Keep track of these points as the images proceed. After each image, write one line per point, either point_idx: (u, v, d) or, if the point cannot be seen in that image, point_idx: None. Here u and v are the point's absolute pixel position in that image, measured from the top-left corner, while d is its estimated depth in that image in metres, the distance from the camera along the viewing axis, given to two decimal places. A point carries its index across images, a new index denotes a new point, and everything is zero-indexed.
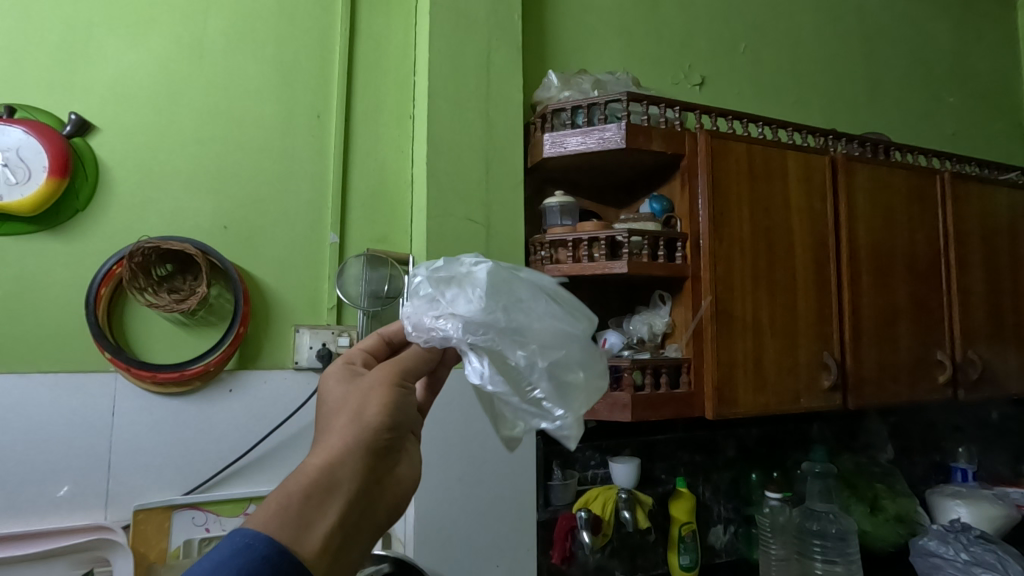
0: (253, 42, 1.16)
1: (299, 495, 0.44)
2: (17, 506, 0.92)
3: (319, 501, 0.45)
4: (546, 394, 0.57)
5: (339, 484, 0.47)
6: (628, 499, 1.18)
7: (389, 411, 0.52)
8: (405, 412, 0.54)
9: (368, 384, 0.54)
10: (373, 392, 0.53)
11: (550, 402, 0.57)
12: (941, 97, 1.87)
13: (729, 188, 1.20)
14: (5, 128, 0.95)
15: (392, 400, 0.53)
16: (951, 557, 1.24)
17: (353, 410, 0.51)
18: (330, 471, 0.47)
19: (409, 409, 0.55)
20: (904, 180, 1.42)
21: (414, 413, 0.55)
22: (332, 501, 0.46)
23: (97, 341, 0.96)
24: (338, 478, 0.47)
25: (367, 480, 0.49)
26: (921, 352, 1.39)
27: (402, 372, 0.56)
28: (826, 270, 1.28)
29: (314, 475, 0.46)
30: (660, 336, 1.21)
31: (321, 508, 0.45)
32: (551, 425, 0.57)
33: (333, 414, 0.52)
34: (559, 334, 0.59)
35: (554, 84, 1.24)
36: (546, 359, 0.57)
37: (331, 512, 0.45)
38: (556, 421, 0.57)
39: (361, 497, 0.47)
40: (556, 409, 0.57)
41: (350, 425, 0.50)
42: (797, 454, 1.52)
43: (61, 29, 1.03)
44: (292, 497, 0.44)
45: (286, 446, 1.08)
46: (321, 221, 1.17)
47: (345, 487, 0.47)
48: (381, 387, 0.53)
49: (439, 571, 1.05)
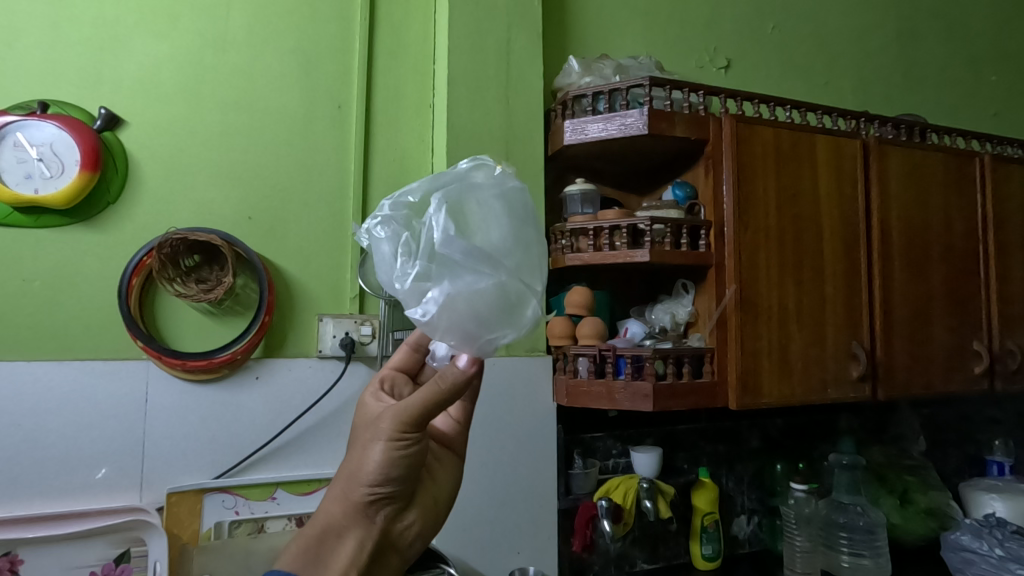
0: (275, 35, 1.17)
1: (314, 541, 0.61)
2: (56, 487, 0.96)
3: (331, 545, 0.61)
4: (477, 186, 0.56)
5: (349, 532, 0.61)
6: (650, 488, 1.17)
7: (380, 471, 0.58)
8: (401, 470, 0.59)
9: (369, 436, 0.59)
10: (369, 448, 0.59)
11: (488, 193, 0.56)
12: (982, 76, 1.79)
13: (755, 173, 1.17)
14: (40, 124, 0.98)
15: (384, 461, 0.58)
16: (985, 552, 1.21)
17: (356, 466, 0.60)
18: (342, 521, 0.60)
19: (407, 464, 0.59)
20: (941, 164, 1.37)
21: (412, 465, 0.60)
22: (345, 545, 0.61)
23: (130, 330, 0.99)
24: (346, 528, 0.61)
25: (372, 527, 0.61)
26: (956, 341, 1.34)
27: (405, 426, 0.58)
28: (856, 258, 1.24)
29: (325, 524, 0.61)
30: (682, 326, 1.19)
31: (336, 551, 0.60)
32: (489, 212, 0.56)
33: (349, 459, 0.62)
34: (491, 175, 0.57)
35: (575, 70, 1.21)
36: (479, 182, 0.56)
37: (342, 555, 0.60)
38: (491, 203, 0.56)
39: (366, 542, 0.61)
40: (491, 194, 0.56)
41: (351, 479, 0.60)
42: (824, 445, 1.49)
43: (89, 25, 1.06)
44: (308, 543, 0.61)
45: (312, 432, 1.10)
46: (344, 211, 1.18)
47: (351, 535, 0.61)
48: (374, 444, 0.58)
49: (460, 557, 1.07)
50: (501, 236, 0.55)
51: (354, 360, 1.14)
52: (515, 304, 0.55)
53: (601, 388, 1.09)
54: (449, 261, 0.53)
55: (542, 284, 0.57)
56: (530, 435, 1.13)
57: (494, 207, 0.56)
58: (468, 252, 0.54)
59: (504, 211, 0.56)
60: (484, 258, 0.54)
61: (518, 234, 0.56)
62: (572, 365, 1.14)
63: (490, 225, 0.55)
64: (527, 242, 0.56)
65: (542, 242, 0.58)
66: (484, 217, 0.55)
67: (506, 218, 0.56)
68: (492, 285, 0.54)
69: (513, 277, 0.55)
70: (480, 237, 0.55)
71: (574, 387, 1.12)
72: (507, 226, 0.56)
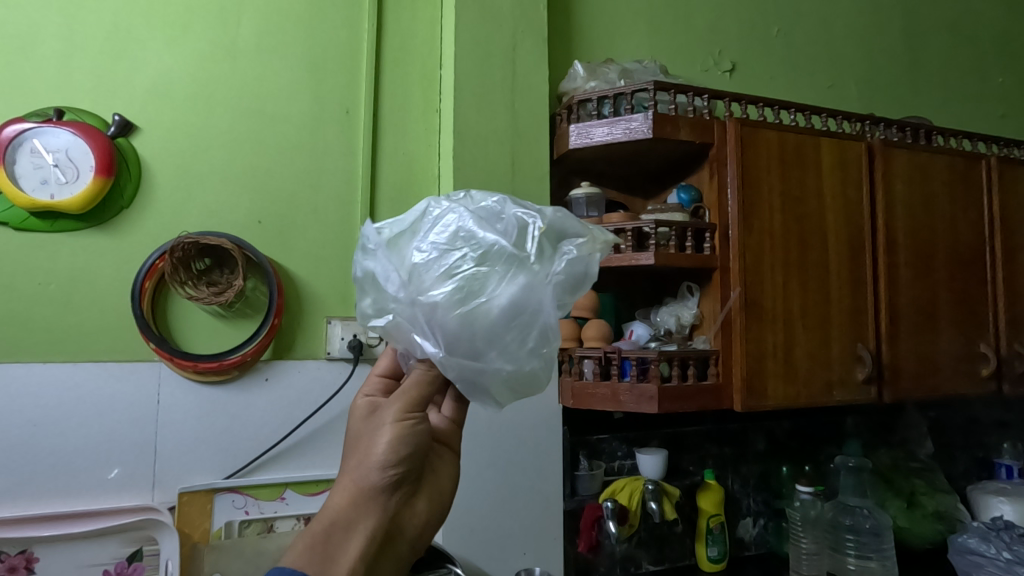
0: (284, 42, 1.19)
1: (322, 535, 0.60)
2: (70, 486, 0.98)
3: (340, 539, 0.61)
4: (508, 244, 0.59)
5: (359, 522, 0.61)
6: (656, 490, 1.18)
7: (394, 449, 0.63)
8: (411, 451, 0.64)
9: (379, 421, 0.64)
10: (383, 430, 0.63)
11: (514, 255, 0.59)
12: (989, 77, 1.78)
13: (759, 176, 1.17)
14: (56, 131, 1.01)
15: (397, 439, 0.63)
16: (992, 555, 1.20)
17: (367, 451, 0.63)
18: (350, 514, 0.61)
19: (416, 444, 0.64)
20: (947, 166, 1.37)
21: (420, 446, 0.65)
22: (353, 539, 0.61)
23: (142, 332, 1.01)
24: (355, 521, 0.61)
25: (381, 517, 0.63)
26: (963, 344, 1.34)
27: (410, 405, 0.64)
28: (861, 261, 1.25)
29: (333, 517, 0.61)
30: (687, 328, 1.20)
31: (343, 546, 0.60)
32: (504, 273, 0.58)
33: (353, 451, 0.64)
34: (534, 249, 0.60)
35: (580, 74, 1.23)
36: (512, 241, 0.59)
37: (352, 545, 0.61)
38: (510, 266, 0.58)
39: (376, 532, 0.62)
40: (517, 259, 0.59)
41: (361, 465, 0.63)
42: (829, 447, 1.49)
43: (103, 34, 1.08)
44: (316, 538, 0.60)
45: (320, 434, 1.11)
46: (351, 216, 1.20)
47: (361, 526, 0.61)
48: (388, 424, 0.63)
49: (466, 557, 1.08)
50: (499, 299, 0.58)
51: (361, 361, 1.15)
52: (466, 350, 0.59)
53: (606, 390, 1.10)
54: (431, 285, 0.58)
55: (513, 364, 0.60)
56: (535, 436, 1.14)
57: (510, 276, 0.58)
58: (444, 282, 0.58)
59: (516, 285, 0.58)
60: (463, 301, 0.57)
61: (541, 309, 0.59)
62: (577, 367, 1.15)
63: (493, 285, 0.58)
64: (520, 320, 0.59)
65: (541, 328, 0.60)
66: (496, 279, 0.58)
67: (513, 292, 0.58)
68: (458, 327, 0.58)
69: (488, 336, 0.58)
70: (481, 288, 0.58)
71: (579, 389, 1.12)
72: (512, 295, 0.58)
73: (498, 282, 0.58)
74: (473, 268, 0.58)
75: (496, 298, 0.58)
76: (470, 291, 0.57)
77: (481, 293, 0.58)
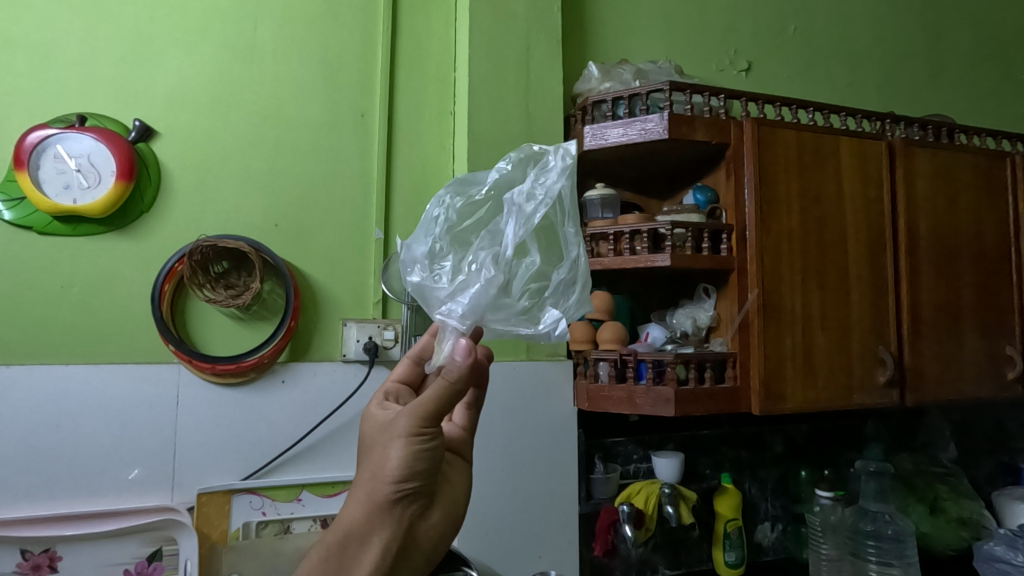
0: (301, 45, 1.20)
1: (336, 546, 0.61)
2: (91, 486, 0.99)
3: (355, 551, 0.61)
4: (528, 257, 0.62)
5: (373, 535, 0.61)
6: (673, 494, 1.16)
7: (406, 467, 0.60)
8: (425, 464, 0.61)
9: (390, 434, 0.61)
10: (394, 443, 0.60)
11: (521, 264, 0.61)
12: (1012, 74, 1.75)
13: (777, 176, 1.16)
14: (79, 137, 1.02)
15: (408, 456, 0.60)
16: (1019, 563, 1.18)
17: (378, 466, 0.61)
18: (364, 527, 0.61)
19: (429, 457, 0.61)
20: (970, 165, 1.34)
21: (433, 459, 0.62)
22: (368, 550, 0.61)
23: (162, 334, 1.02)
24: (369, 533, 0.61)
25: (395, 529, 0.62)
26: (988, 347, 1.31)
27: (422, 419, 0.60)
28: (882, 262, 1.23)
29: (347, 530, 0.61)
30: (704, 330, 1.18)
31: (358, 558, 0.61)
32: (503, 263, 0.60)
33: (367, 464, 0.63)
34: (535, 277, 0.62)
35: (594, 75, 1.22)
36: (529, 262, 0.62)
37: (367, 558, 0.61)
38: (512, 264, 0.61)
39: (391, 544, 0.62)
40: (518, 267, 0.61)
41: (373, 480, 0.61)
42: (850, 451, 1.47)
43: (124, 40, 1.10)
44: (331, 549, 0.61)
45: (336, 436, 1.12)
46: (366, 218, 1.21)
47: (376, 538, 0.62)
48: (398, 439, 0.60)
49: (481, 561, 1.07)
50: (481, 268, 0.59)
51: (377, 364, 1.15)
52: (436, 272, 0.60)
53: (622, 393, 1.10)
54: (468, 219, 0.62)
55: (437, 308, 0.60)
56: (551, 439, 1.14)
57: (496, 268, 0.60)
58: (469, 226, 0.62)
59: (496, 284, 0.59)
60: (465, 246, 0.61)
61: (465, 266, 0.60)
62: (592, 369, 1.14)
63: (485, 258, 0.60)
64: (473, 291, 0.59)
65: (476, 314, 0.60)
66: (491, 259, 0.60)
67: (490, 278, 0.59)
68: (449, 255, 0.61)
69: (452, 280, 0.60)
70: (482, 253, 0.60)
71: (595, 392, 1.12)
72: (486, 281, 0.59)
73: (488, 257, 0.60)
74: (489, 238, 0.60)
75: (476, 266, 0.60)
76: (478, 248, 0.60)
77: (479, 256, 0.60)
